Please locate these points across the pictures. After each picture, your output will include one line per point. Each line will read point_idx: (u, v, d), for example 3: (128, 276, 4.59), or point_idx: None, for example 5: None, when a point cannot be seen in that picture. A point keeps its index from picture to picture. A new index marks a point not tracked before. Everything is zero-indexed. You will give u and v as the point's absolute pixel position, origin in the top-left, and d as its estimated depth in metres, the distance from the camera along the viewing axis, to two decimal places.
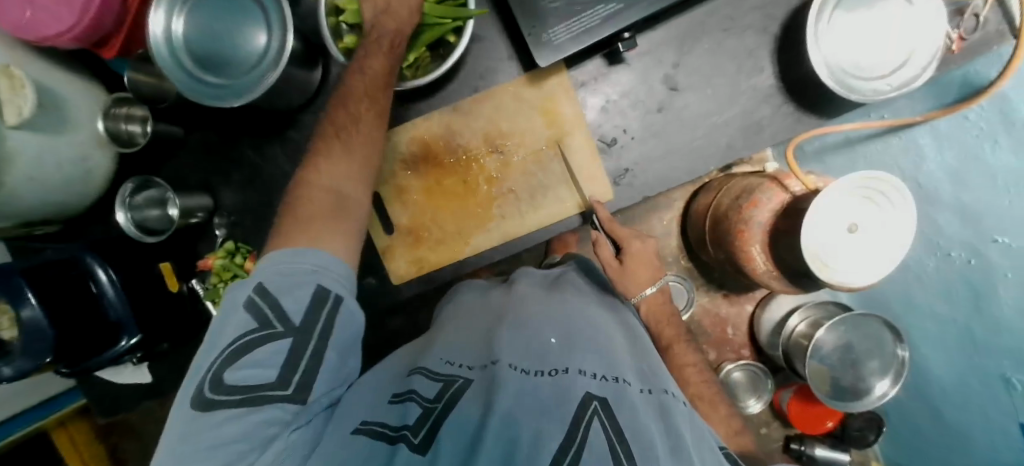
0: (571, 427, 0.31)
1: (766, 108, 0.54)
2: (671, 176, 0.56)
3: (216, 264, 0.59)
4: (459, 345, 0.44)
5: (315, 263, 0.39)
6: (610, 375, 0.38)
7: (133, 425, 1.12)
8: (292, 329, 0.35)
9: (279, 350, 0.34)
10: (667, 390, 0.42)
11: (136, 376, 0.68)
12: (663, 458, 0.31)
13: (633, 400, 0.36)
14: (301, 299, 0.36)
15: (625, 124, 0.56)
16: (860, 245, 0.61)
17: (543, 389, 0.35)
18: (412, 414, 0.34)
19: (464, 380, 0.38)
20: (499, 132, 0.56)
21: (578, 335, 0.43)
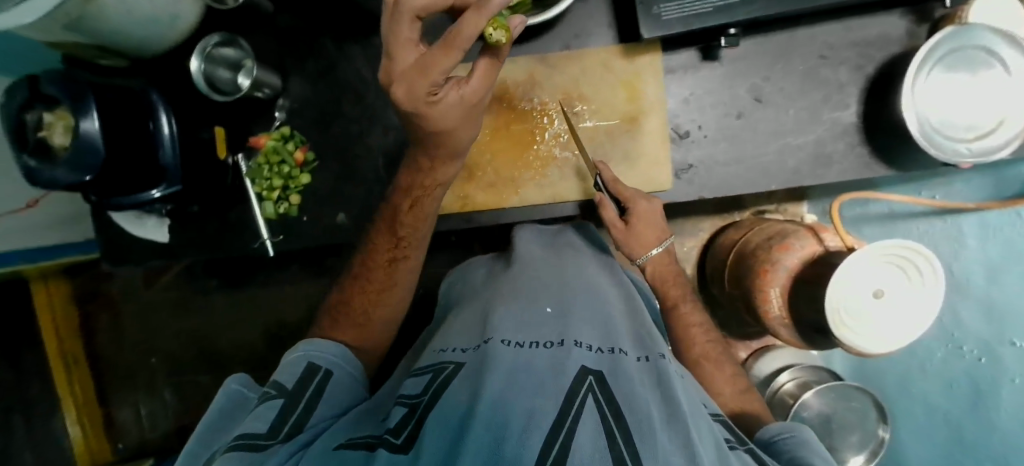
0: (564, 405, 0.32)
1: (840, 143, 0.55)
2: (732, 182, 0.57)
3: (268, 145, 0.60)
4: (461, 333, 0.49)
5: (326, 350, 0.51)
6: (606, 347, 0.41)
7: (113, 300, 1.25)
8: (285, 392, 0.43)
9: (273, 408, 0.41)
10: (664, 355, 0.43)
11: (154, 232, 0.64)
12: (658, 419, 0.33)
13: (626, 369, 0.38)
14: (295, 372, 0.46)
15: (702, 120, 0.57)
16: (885, 312, 0.68)
17: (538, 367, 0.37)
18: (395, 417, 0.38)
19: (455, 364, 0.42)
20: (579, 94, 0.58)
21: (574, 302, 0.48)
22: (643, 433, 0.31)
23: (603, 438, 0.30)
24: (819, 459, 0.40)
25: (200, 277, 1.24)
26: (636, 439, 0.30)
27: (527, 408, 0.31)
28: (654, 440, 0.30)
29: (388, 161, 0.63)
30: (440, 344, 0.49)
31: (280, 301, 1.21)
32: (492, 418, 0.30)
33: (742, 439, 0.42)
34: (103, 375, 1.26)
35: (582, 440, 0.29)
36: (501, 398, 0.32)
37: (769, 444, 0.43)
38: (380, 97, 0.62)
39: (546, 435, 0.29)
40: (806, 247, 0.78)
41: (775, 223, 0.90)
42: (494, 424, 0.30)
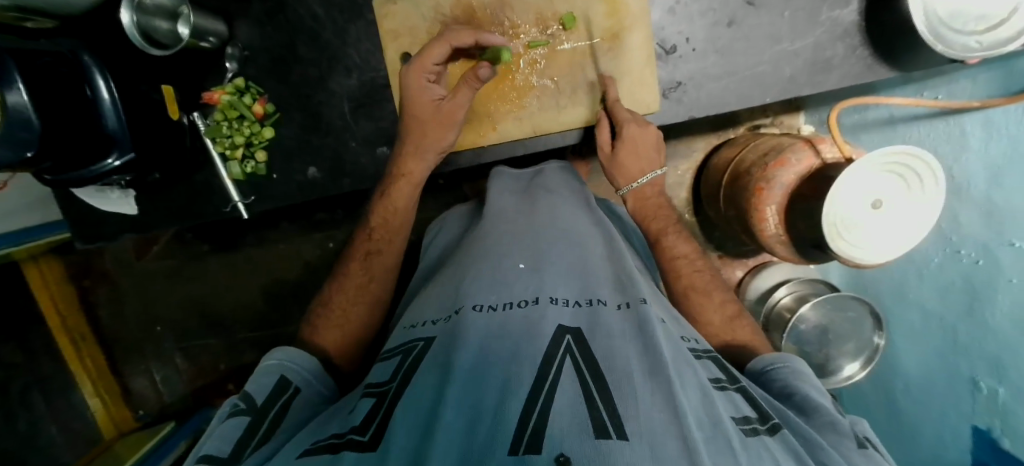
0: (542, 368, 0.35)
1: (840, 46, 0.51)
2: (723, 99, 0.53)
3: (222, 100, 0.56)
4: (435, 304, 0.51)
5: (304, 367, 0.49)
6: (585, 300, 0.45)
7: (107, 274, 1.25)
8: (254, 406, 0.43)
9: (237, 426, 0.40)
10: (645, 298, 0.46)
11: (121, 205, 0.61)
12: (639, 373, 0.34)
13: (606, 322, 0.41)
14: (266, 384, 0.46)
15: (689, 32, 0.52)
16: (892, 220, 0.68)
17: (513, 330, 0.40)
18: (360, 411, 0.38)
19: (424, 341, 0.44)
20: (554, 11, 0.53)
21: (546, 260, 0.51)
22: (624, 393, 0.32)
23: (583, 405, 0.30)
24: (809, 388, 0.44)
25: (191, 243, 1.23)
26: (616, 399, 0.31)
27: (502, 379, 0.34)
28: (635, 396, 0.31)
29: (355, 106, 0.58)
30: (410, 318, 0.52)
31: (274, 260, 1.21)
32: (468, 397, 0.33)
33: (734, 376, 0.43)
34: (112, 349, 1.28)
35: (561, 406, 0.30)
36: (475, 377, 0.35)
37: (761, 373, 0.48)
38: (339, 36, 0.57)
39: (524, 404, 0.30)
40: (803, 161, 0.77)
41: (772, 138, 0.90)
42: (470, 401, 0.32)
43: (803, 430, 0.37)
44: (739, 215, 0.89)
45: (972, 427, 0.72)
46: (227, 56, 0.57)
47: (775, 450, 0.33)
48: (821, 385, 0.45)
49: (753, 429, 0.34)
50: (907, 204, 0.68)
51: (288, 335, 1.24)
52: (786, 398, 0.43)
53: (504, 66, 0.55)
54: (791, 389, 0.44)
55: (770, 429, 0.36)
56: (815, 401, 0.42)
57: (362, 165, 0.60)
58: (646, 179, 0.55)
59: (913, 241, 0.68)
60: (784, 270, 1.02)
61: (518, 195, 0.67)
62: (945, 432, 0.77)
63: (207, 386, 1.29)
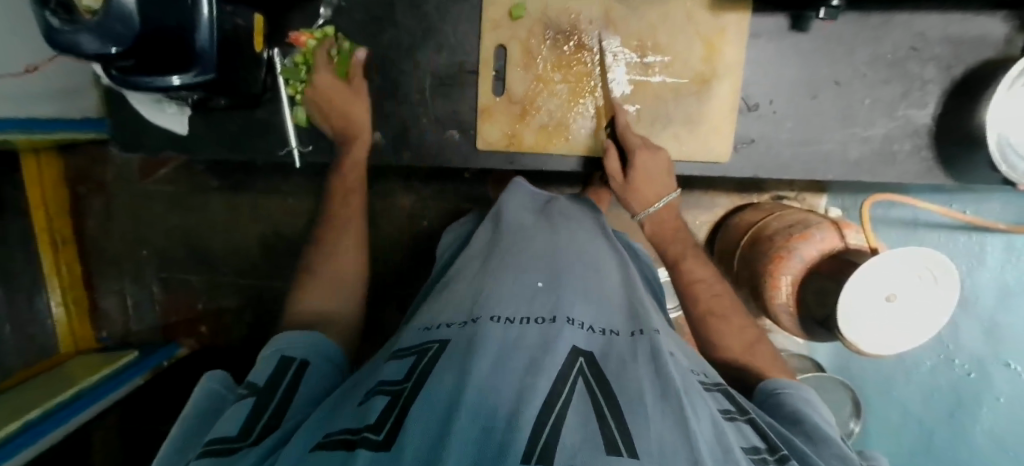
0: (557, 383, 0.34)
1: (908, 143, 0.54)
2: (788, 165, 0.55)
3: (309, 45, 0.56)
4: (452, 308, 0.49)
5: (302, 340, 0.47)
6: (599, 328, 0.45)
7: (107, 183, 1.21)
8: (256, 390, 0.40)
9: (244, 410, 0.37)
10: (657, 330, 0.45)
11: (173, 121, 0.60)
12: (652, 396, 0.35)
13: (620, 350, 0.42)
14: (267, 370, 0.43)
15: (774, 95, 0.54)
16: (909, 313, 0.70)
17: (527, 347, 0.39)
18: (375, 409, 0.34)
19: (440, 344, 0.42)
20: (655, 42, 0.53)
21: (562, 277, 0.51)
22: (635, 414, 0.32)
23: (595, 422, 0.31)
24: (819, 418, 0.41)
25: (200, 175, 1.20)
26: (628, 420, 0.32)
27: (516, 389, 0.33)
28: (646, 419, 0.32)
29: (434, 83, 0.59)
30: (424, 322, 0.49)
31: (280, 212, 1.19)
32: (481, 407, 0.31)
33: (743, 407, 0.41)
34: (90, 260, 1.24)
35: (573, 422, 0.31)
36: (491, 383, 0.34)
37: (771, 394, 0.45)
38: (438, 11, 0.57)
39: (539, 414, 0.30)
40: (826, 241, 0.80)
41: (796, 211, 0.93)
42: (483, 410, 0.31)
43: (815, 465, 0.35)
44: (750, 276, 0.91)
45: None
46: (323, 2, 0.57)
47: None
48: (827, 415, 0.43)
49: (763, 461, 0.33)
50: (920, 295, 0.70)
51: (274, 290, 1.22)
52: (792, 425, 0.41)
53: (591, 81, 0.55)
54: (801, 418, 0.41)
55: (779, 461, 0.34)
56: (825, 432, 0.39)
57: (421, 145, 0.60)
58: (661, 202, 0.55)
59: (924, 335, 0.71)
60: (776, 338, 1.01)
61: (533, 214, 0.67)
62: None
63: (178, 321, 1.25)
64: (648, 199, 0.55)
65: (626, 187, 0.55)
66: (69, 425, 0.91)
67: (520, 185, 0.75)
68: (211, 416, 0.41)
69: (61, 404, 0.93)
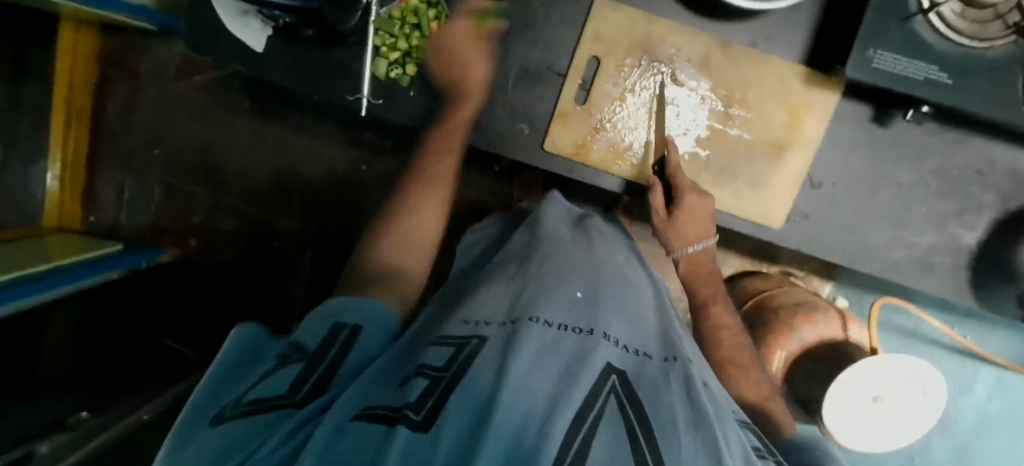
0: (590, 397, 0.36)
1: (948, 259, 0.57)
2: (833, 249, 0.58)
3: (411, 3, 0.56)
4: (490, 308, 0.50)
5: (343, 307, 0.48)
6: (632, 347, 0.46)
7: (138, 72, 1.18)
8: (306, 354, 0.41)
9: (290, 373, 0.39)
10: (690, 360, 0.47)
11: (252, 37, 0.58)
12: (683, 424, 0.37)
13: (651, 373, 0.43)
14: (319, 330, 0.44)
15: (839, 179, 0.57)
16: (896, 420, 0.72)
17: (564, 354, 0.41)
18: (415, 388, 0.35)
19: (480, 339, 0.42)
20: (743, 97, 0.56)
21: (604, 295, 0.52)
22: (666, 445, 0.34)
23: (626, 442, 0.33)
24: None
25: (234, 92, 1.17)
26: (660, 445, 0.34)
27: (553, 395, 0.35)
28: (675, 450, 0.34)
29: (521, 74, 0.58)
30: (465, 316, 0.49)
31: (301, 151, 1.18)
32: (521, 406, 0.32)
33: (770, 448, 0.42)
34: (99, 145, 1.21)
35: (600, 444, 0.32)
36: (528, 385, 0.35)
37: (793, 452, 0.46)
38: (546, 6, 0.57)
39: (572, 424, 0.33)
40: (830, 328, 0.83)
41: (803, 292, 0.95)
42: (522, 409, 0.32)
43: None
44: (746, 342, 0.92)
45: None
46: None
47: None
48: None
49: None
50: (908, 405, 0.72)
51: (276, 227, 1.20)
52: None
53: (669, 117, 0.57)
54: None
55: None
56: None
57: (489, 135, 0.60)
58: (699, 244, 0.59)
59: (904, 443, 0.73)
60: None
61: (570, 225, 0.70)
62: None
63: (170, 229, 1.23)
64: (689, 237, 0.58)
65: (669, 224, 0.58)
66: (80, 284, 0.86)
67: (556, 198, 0.78)
68: (246, 367, 0.43)
69: (62, 269, 0.87)
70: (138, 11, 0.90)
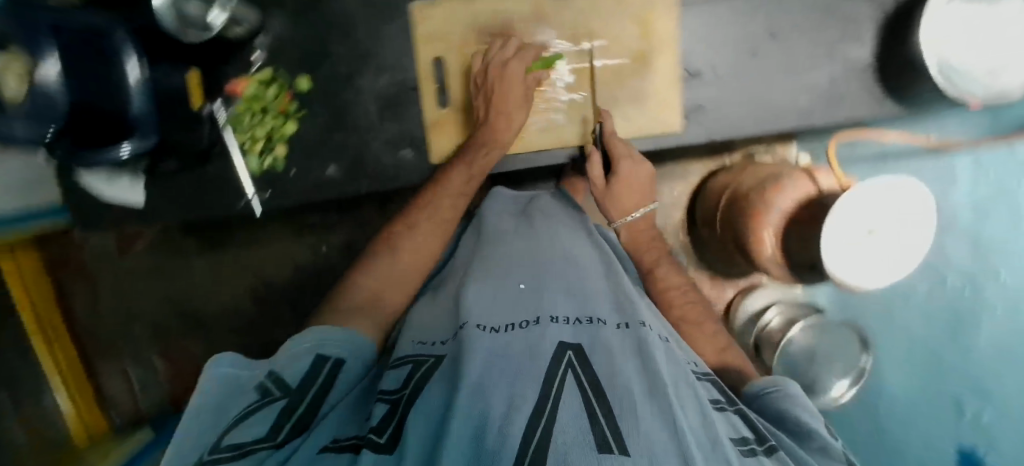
0: (546, 384, 0.35)
1: (854, 83, 0.55)
2: (741, 125, 0.57)
3: (246, 91, 0.57)
4: (437, 323, 0.51)
5: (342, 337, 0.46)
6: (584, 317, 0.45)
7: (86, 264, 1.19)
8: (289, 392, 0.39)
9: (272, 411, 0.36)
10: (644, 322, 0.46)
11: (130, 193, 0.59)
12: (639, 393, 0.35)
13: (606, 340, 0.42)
14: (298, 367, 0.41)
15: (714, 59, 0.56)
16: (890, 240, 0.69)
17: (515, 351, 0.39)
18: (376, 417, 0.36)
19: (434, 357, 0.43)
20: (588, 29, 0.56)
21: (546, 278, 0.52)
22: (625, 414, 0.32)
23: (586, 419, 0.31)
24: (802, 412, 0.42)
25: (180, 238, 1.18)
26: (617, 419, 0.31)
27: (509, 395, 0.33)
28: (635, 416, 0.32)
29: (380, 106, 0.58)
30: (416, 335, 0.49)
31: (263, 261, 1.18)
32: (475, 410, 0.32)
33: (732, 399, 0.42)
34: (86, 346, 1.22)
35: (564, 420, 0.31)
36: (481, 387, 0.34)
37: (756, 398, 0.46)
38: (369, 35, 0.57)
39: (529, 418, 0.30)
40: (799, 189, 0.78)
41: (768, 166, 0.93)
42: (478, 412, 0.32)
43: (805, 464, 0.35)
44: (735, 237, 0.90)
45: (957, 445, 0.75)
46: (257, 46, 0.57)
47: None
48: (814, 408, 0.44)
49: (751, 450, 0.34)
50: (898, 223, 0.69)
51: (274, 343, 1.20)
52: (778, 424, 0.42)
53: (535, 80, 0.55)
54: (784, 418, 0.42)
55: (767, 450, 0.35)
56: (806, 423, 0.41)
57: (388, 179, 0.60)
58: (639, 213, 0.55)
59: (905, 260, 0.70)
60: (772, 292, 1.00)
61: (514, 216, 0.68)
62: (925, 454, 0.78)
63: (183, 389, 1.23)
64: (626, 209, 0.56)
65: (607, 192, 0.55)
66: None
67: (501, 192, 0.75)
68: (234, 392, 0.39)
69: None
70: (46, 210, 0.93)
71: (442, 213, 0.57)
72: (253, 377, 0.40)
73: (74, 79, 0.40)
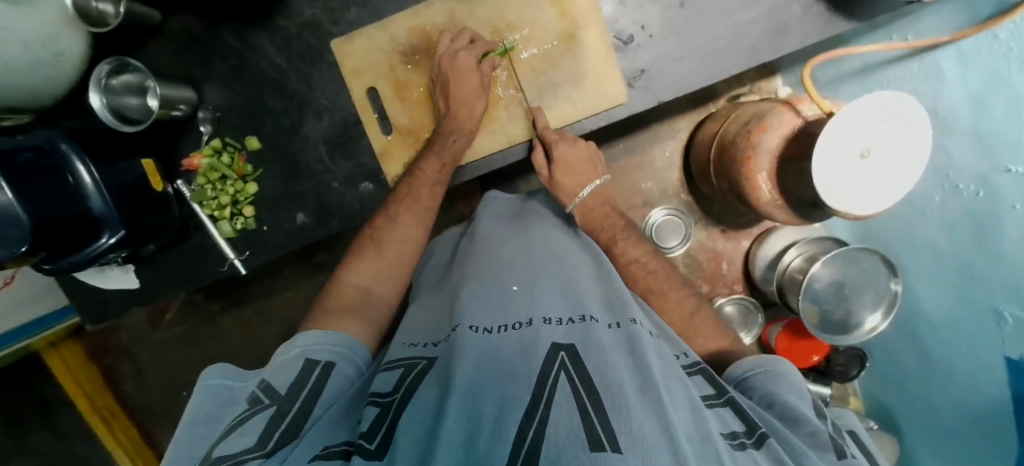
0: (539, 385, 0.33)
1: (795, 8, 0.54)
2: (688, 78, 0.58)
3: (204, 163, 0.62)
4: (428, 327, 0.50)
5: (335, 346, 0.48)
6: (577, 316, 0.44)
7: (126, 346, 1.22)
8: (279, 399, 0.40)
9: (265, 419, 0.38)
10: (635, 319, 0.45)
11: (123, 280, 0.67)
12: (631, 388, 0.33)
13: (598, 336, 0.41)
14: (289, 374, 0.43)
15: (643, 20, 0.57)
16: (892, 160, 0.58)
17: (508, 352, 0.38)
18: (366, 420, 0.36)
19: (427, 360, 0.42)
20: (507, 23, 0.58)
21: (540, 281, 0.50)
22: (618, 406, 0.30)
23: (577, 415, 0.29)
24: (791, 395, 0.42)
25: (201, 303, 1.20)
26: (610, 413, 0.29)
27: (500, 397, 0.32)
28: (629, 411, 0.30)
29: (329, 147, 0.64)
30: (406, 338, 0.49)
31: (278, 310, 1.17)
32: (467, 411, 0.31)
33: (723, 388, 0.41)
34: (143, 421, 1.24)
35: (557, 417, 0.29)
36: (473, 390, 0.33)
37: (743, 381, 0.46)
38: (304, 82, 0.63)
39: (521, 420, 0.29)
40: (784, 124, 0.69)
41: (754, 103, 0.82)
42: (469, 413, 0.31)
43: (794, 447, 0.35)
44: (731, 187, 0.80)
45: (1004, 358, 0.61)
46: (200, 120, 0.64)
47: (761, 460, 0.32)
48: (803, 391, 0.43)
49: (740, 443, 0.33)
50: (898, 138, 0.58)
51: None
52: (767, 407, 0.41)
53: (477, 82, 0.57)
54: (773, 398, 0.42)
55: (757, 442, 0.34)
56: (794, 407, 0.40)
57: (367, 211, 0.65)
58: (586, 190, 0.64)
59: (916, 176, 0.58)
60: (790, 233, 0.95)
61: (509, 221, 0.66)
62: (976, 373, 0.67)
63: None
64: (572, 189, 0.64)
65: (552, 181, 0.63)
66: None
67: (496, 197, 0.72)
68: (226, 409, 0.41)
69: None
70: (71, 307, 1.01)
71: (420, 201, 0.60)
72: (244, 388, 0.43)
73: (33, 196, 0.43)
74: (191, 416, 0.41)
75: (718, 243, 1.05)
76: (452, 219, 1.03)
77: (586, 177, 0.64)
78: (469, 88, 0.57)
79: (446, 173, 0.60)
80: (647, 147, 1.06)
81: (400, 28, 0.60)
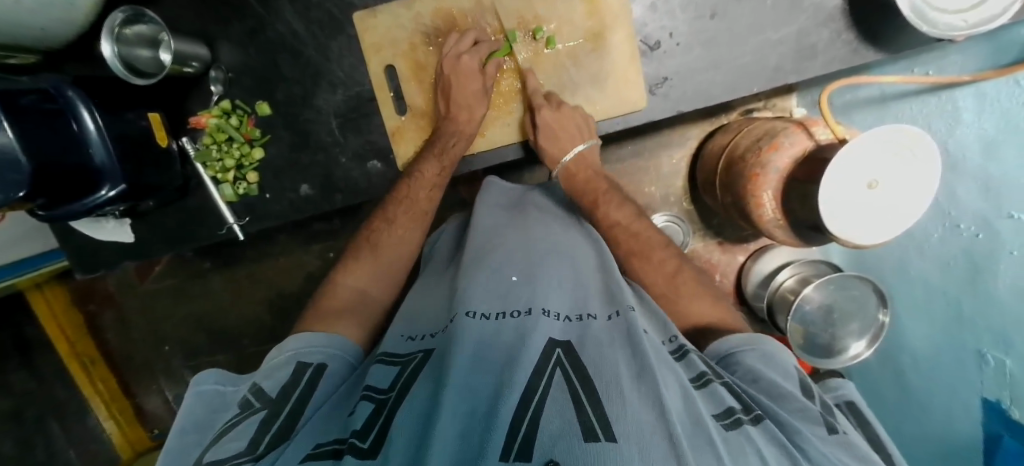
0: (533, 377, 0.33)
1: (825, 32, 0.54)
2: (709, 90, 0.58)
3: (211, 123, 0.62)
4: (427, 320, 0.50)
5: (330, 349, 0.49)
6: (574, 314, 0.44)
7: (110, 296, 1.22)
8: (268, 403, 0.40)
9: (256, 422, 0.38)
10: (633, 306, 0.45)
11: (119, 233, 0.67)
12: (627, 377, 0.33)
13: (596, 332, 0.40)
14: (281, 377, 0.44)
15: (672, 27, 0.57)
16: (896, 193, 0.58)
17: (504, 342, 0.38)
18: (360, 415, 0.35)
19: (423, 354, 0.42)
20: (535, 15, 0.57)
21: (539, 271, 0.50)
22: (611, 396, 0.30)
23: (571, 409, 0.29)
24: (777, 374, 0.42)
25: (189, 262, 1.18)
26: (603, 402, 0.29)
27: (494, 388, 0.32)
28: (623, 400, 0.30)
29: (341, 120, 0.63)
30: (403, 331, 0.49)
31: (269, 275, 1.16)
32: (462, 403, 0.31)
33: (718, 368, 0.41)
34: (123, 370, 1.24)
35: (550, 412, 0.29)
36: (468, 384, 0.33)
37: (727, 357, 0.45)
38: (321, 51, 0.61)
39: (515, 411, 0.29)
40: (797, 144, 0.68)
41: (767, 121, 0.81)
42: (465, 406, 0.31)
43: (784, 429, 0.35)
44: (735, 202, 0.80)
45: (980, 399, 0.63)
46: (212, 79, 0.62)
47: (759, 439, 0.32)
48: (788, 369, 0.43)
49: (736, 421, 0.33)
50: (906, 171, 0.58)
51: None
52: (752, 383, 0.41)
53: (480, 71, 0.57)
54: (757, 374, 0.42)
55: (754, 419, 0.34)
56: (781, 387, 0.40)
57: (372, 191, 0.66)
58: (574, 153, 0.60)
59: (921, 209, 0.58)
60: (785, 253, 0.96)
61: (506, 208, 0.65)
62: (950, 410, 0.69)
63: None
64: (558, 154, 0.60)
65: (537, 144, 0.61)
66: None
67: (494, 182, 0.72)
68: (216, 419, 0.41)
69: None
70: (53, 254, 0.98)
71: (419, 204, 0.61)
72: (237, 393, 0.44)
73: (35, 138, 0.42)
74: (183, 424, 0.41)
75: (714, 254, 1.06)
76: (453, 203, 1.02)
77: (575, 138, 0.59)
78: (470, 94, 0.57)
79: (445, 177, 0.61)
80: (657, 152, 1.05)
81: (425, 7, 0.59)
